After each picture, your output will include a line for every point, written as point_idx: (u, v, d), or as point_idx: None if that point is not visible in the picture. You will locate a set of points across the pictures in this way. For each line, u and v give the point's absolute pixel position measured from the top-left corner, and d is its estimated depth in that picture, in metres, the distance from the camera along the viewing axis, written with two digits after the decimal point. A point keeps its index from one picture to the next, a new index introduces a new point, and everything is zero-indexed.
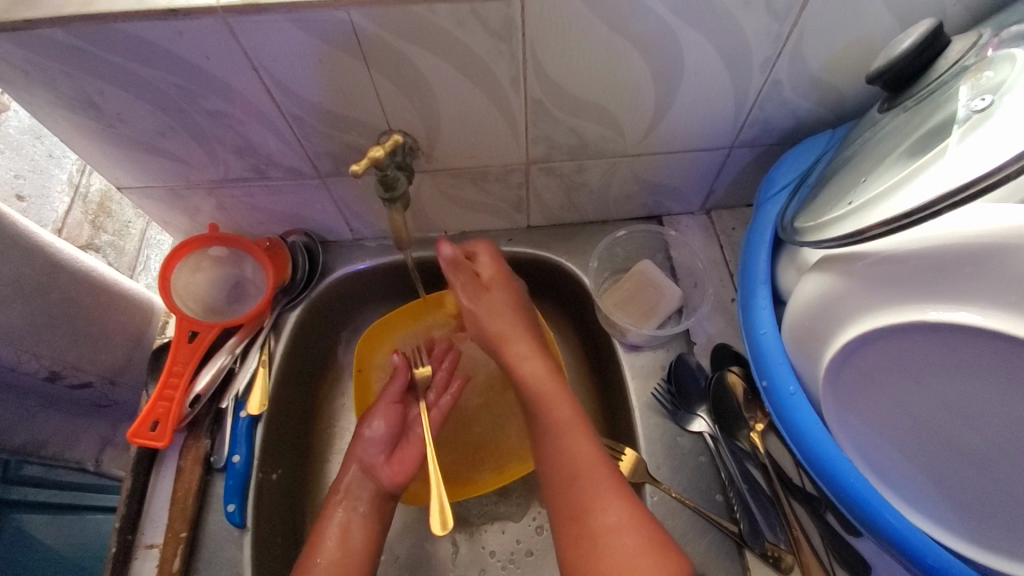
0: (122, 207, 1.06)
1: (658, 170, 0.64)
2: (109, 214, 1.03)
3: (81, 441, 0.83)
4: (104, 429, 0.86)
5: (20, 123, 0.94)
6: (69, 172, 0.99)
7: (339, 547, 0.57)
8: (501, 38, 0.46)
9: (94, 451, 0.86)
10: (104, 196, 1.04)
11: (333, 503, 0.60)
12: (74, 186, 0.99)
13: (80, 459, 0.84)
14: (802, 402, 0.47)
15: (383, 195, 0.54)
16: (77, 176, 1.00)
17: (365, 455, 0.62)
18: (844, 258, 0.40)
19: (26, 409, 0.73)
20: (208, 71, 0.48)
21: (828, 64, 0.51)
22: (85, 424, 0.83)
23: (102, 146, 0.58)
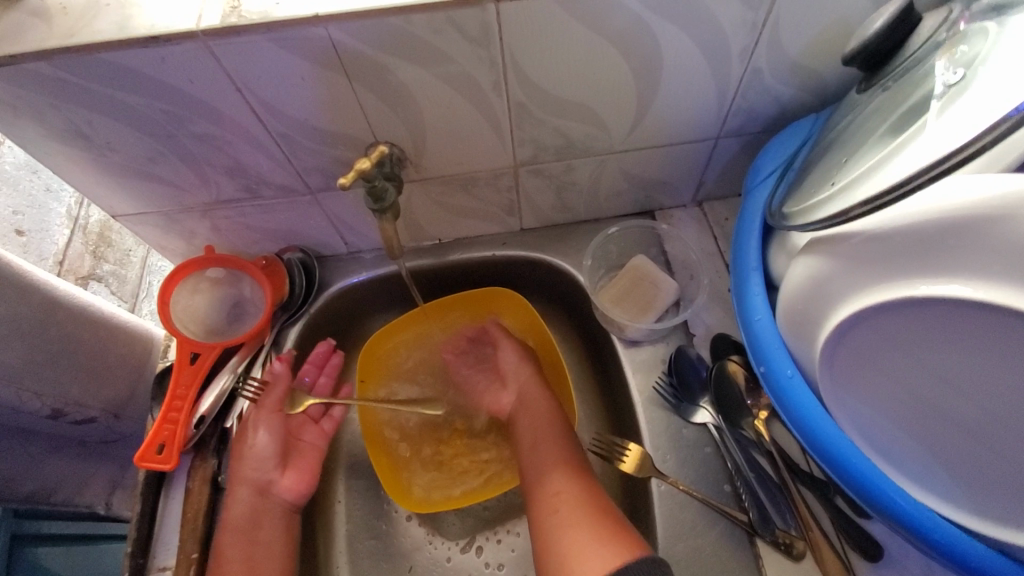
0: (122, 236, 1.06)
1: (647, 165, 0.65)
2: (109, 243, 1.05)
3: (90, 485, 0.83)
4: (113, 470, 0.86)
5: (16, 161, 1.03)
6: (68, 206, 1.04)
7: None
8: (479, 44, 0.47)
9: (104, 494, 0.85)
10: (104, 225, 1.05)
11: (223, 535, 0.57)
12: (74, 218, 1.03)
13: (90, 503, 0.84)
14: (800, 386, 0.46)
15: (372, 207, 0.54)
16: (77, 209, 1.04)
17: (263, 477, 0.61)
18: (831, 240, 0.39)
19: (34, 454, 0.73)
20: (193, 94, 0.49)
21: (806, 48, 0.51)
22: (95, 465, 0.83)
23: (94, 176, 0.58)
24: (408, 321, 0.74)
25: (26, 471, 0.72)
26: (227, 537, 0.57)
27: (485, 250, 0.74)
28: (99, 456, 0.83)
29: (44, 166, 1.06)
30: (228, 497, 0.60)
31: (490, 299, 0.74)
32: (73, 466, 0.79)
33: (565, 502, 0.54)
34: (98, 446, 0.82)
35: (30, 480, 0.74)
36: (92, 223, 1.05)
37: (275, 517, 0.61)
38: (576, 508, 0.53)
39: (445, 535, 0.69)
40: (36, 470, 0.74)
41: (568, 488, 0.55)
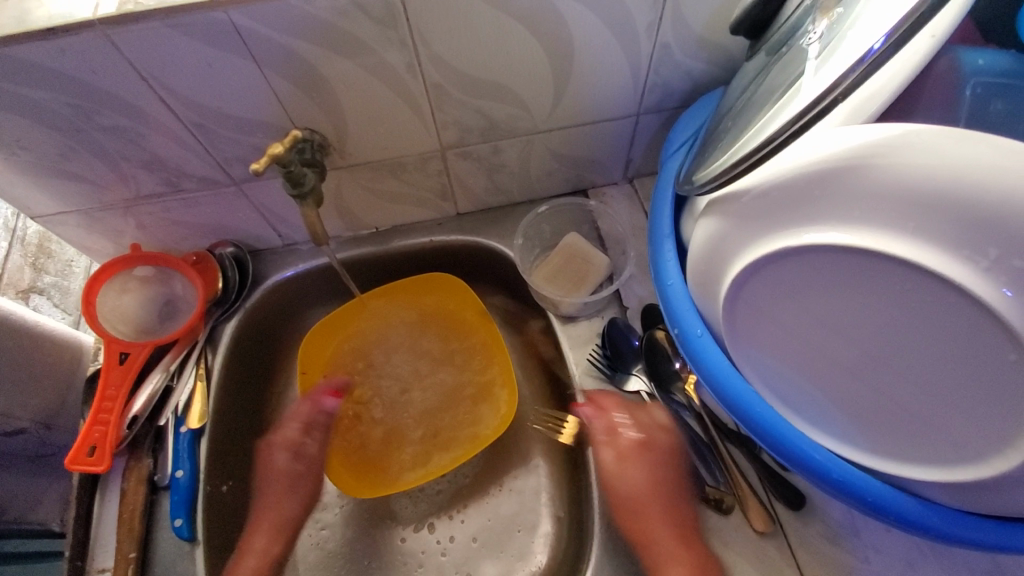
0: (63, 246, 1.02)
1: (573, 143, 0.66)
2: (49, 254, 1.01)
3: (44, 501, 0.82)
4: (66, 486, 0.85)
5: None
6: (4, 216, 1.02)
7: None
8: (386, 25, 0.47)
9: (58, 511, 0.84)
10: (43, 236, 1.02)
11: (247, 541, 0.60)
12: (11, 229, 1.01)
13: (44, 519, 0.83)
14: (710, 344, 0.48)
15: (292, 192, 0.53)
16: (14, 220, 1.02)
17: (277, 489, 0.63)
18: (724, 200, 0.41)
19: None
20: (97, 86, 0.48)
21: (708, 22, 0.53)
22: (47, 482, 0.81)
23: (3, 175, 0.56)
24: (346, 319, 0.74)
25: None
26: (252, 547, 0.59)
27: (422, 236, 0.74)
28: (50, 473, 0.81)
29: None
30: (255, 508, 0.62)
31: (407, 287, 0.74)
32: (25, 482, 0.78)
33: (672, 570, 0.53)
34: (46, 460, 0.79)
35: None
36: (30, 234, 1.02)
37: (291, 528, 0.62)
38: None
39: (397, 518, 0.70)
40: None
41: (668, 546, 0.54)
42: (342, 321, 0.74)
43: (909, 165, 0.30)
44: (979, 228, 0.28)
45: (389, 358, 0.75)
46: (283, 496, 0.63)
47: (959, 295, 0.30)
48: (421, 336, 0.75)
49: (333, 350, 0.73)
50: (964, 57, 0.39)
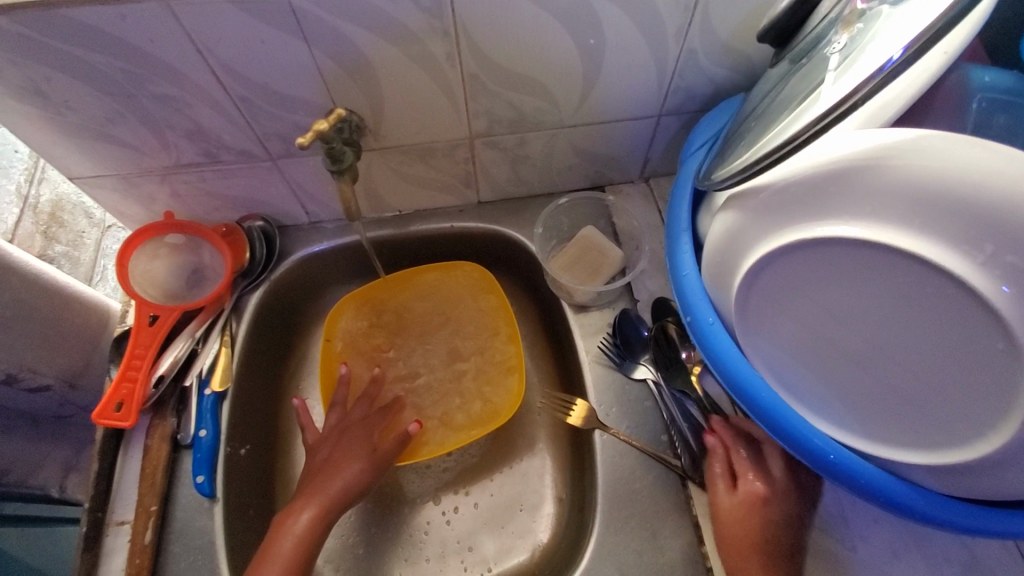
0: (75, 216, 1.06)
1: (595, 140, 0.69)
2: (61, 223, 1.04)
3: (45, 465, 0.83)
4: (67, 453, 0.86)
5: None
6: (18, 183, 1.03)
7: (290, 548, 0.55)
8: (433, 15, 0.50)
9: (57, 476, 0.85)
10: (56, 205, 1.04)
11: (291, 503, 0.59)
12: (24, 197, 1.02)
13: (43, 484, 0.83)
14: (720, 331, 0.50)
15: (331, 167, 0.55)
16: (26, 187, 1.03)
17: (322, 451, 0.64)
18: (742, 195, 0.44)
19: None
20: (153, 54, 0.50)
21: (734, 32, 0.56)
22: (50, 446, 0.83)
23: (50, 135, 0.58)
24: (366, 293, 0.77)
25: None
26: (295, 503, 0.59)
27: (443, 221, 0.77)
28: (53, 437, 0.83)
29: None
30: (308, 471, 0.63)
31: (437, 269, 0.78)
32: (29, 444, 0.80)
33: None
34: (53, 425, 0.83)
35: None
36: (43, 202, 1.04)
37: (347, 488, 0.60)
38: None
39: (403, 489, 0.72)
40: None
41: None
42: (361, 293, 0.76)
43: (921, 168, 0.33)
44: (979, 225, 0.31)
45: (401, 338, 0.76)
46: (339, 466, 0.62)
47: (958, 287, 0.33)
48: (442, 313, 0.78)
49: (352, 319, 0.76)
50: (971, 76, 0.43)
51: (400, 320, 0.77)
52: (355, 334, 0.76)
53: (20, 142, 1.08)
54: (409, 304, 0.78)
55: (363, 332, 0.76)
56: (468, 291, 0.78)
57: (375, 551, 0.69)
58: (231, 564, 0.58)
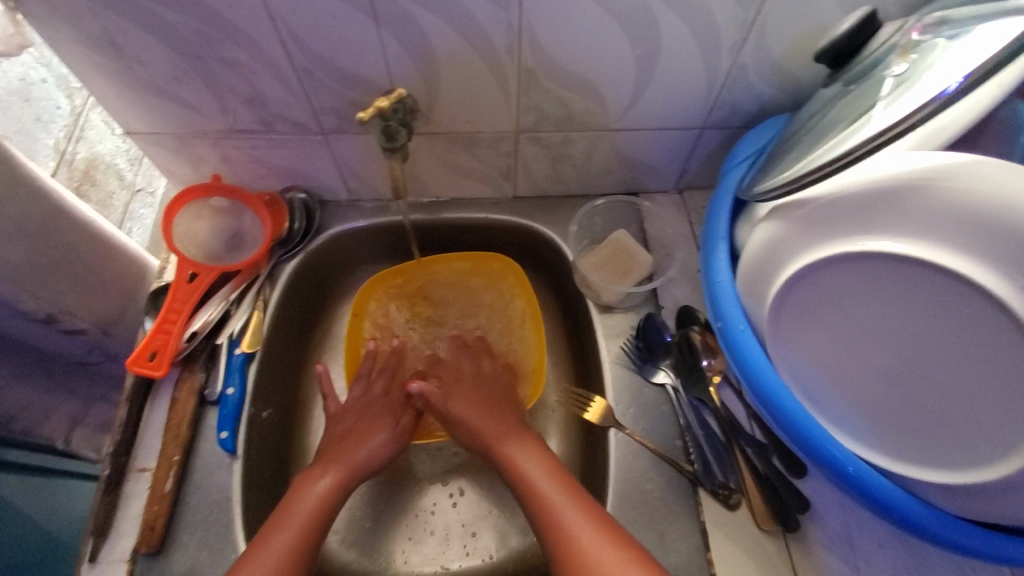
0: (107, 176, 1.09)
1: (636, 146, 0.71)
2: (93, 181, 1.07)
3: (51, 419, 0.85)
4: (75, 405, 0.89)
5: (10, 83, 1.02)
6: (56, 137, 1.05)
7: (315, 506, 0.56)
8: (501, 6, 0.52)
9: (63, 429, 0.87)
10: (90, 163, 1.07)
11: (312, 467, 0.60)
12: (60, 151, 1.06)
13: (50, 436, 0.85)
14: (750, 338, 0.51)
15: (384, 144, 0.57)
16: (65, 142, 1.06)
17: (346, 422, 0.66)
18: (787, 207, 0.45)
19: None
20: (228, 18, 0.52)
21: (787, 52, 0.58)
22: (59, 397, 0.86)
23: (116, 89, 0.60)
24: (399, 270, 0.79)
25: None
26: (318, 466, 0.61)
27: (478, 212, 0.79)
28: (65, 387, 0.86)
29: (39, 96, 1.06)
30: (331, 439, 0.65)
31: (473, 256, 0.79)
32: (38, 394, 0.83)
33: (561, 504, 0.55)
34: (64, 377, 0.86)
35: None
36: (78, 158, 1.07)
37: (369, 458, 0.63)
38: (564, 503, 0.55)
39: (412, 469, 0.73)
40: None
41: (549, 486, 0.57)
42: (392, 273, 0.78)
43: (973, 191, 0.34)
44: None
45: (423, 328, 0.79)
46: (362, 438, 0.64)
47: (998, 308, 0.34)
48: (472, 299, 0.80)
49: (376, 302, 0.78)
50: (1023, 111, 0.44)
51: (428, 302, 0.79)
52: (384, 311, 0.78)
53: (64, 98, 1.08)
54: (442, 286, 0.80)
55: (392, 312, 0.79)
56: (501, 282, 0.79)
57: (380, 527, 0.70)
58: (244, 520, 0.59)
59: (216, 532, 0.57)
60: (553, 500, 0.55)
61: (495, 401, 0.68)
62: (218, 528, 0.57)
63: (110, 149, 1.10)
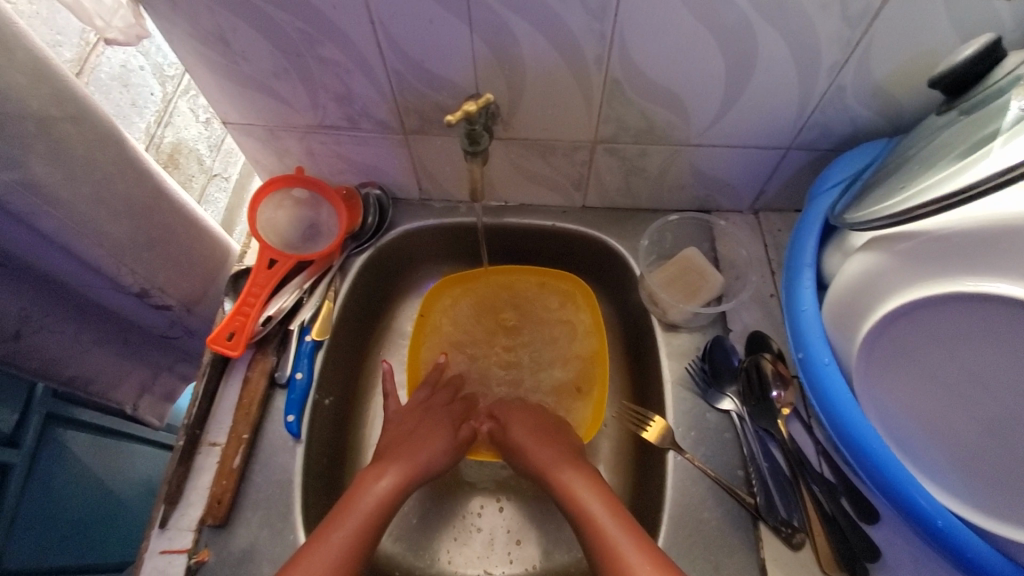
0: (189, 161, 1.02)
1: (715, 163, 0.69)
2: (176, 165, 1.00)
3: (123, 384, 0.87)
4: (145, 375, 0.90)
5: (110, 66, 0.87)
6: (148, 122, 0.94)
7: (375, 505, 0.56)
8: (596, 16, 0.51)
9: (133, 395, 0.90)
10: (175, 148, 0.99)
11: (371, 467, 0.61)
12: (150, 135, 0.95)
13: (121, 401, 0.88)
14: (835, 372, 0.49)
15: (467, 148, 0.58)
16: (154, 127, 0.95)
17: (402, 425, 0.67)
18: (891, 239, 0.43)
19: (80, 342, 0.77)
20: (330, 19, 0.54)
21: (891, 74, 0.55)
22: (130, 366, 0.86)
23: (220, 81, 0.64)
24: (464, 279, 0.81)
25: (72, 356, 0.77)
26: (377, 465, 0.61)
27: (546, 218, 0.79)
28: (137, 357, 0.87)
29: (138, 72, 0.92)
30: (389, 441, 0.65)
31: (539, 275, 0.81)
32: (113, 360, 0.83)
33: (605, 517, 0.55)
34: (137, 347, 0.86)
35: (73, 365, 0.78)
36: (165, 143, 0.98)
37: (430, 459, 0.63)
38: (609, 519, 0.55)
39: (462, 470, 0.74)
40: (78, 358, 0.78)
41: (595, 501, 0.57)
42: (458, 279, 0.81)
43: None
44: None
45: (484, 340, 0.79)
46: (423, 439, 0.65)
47: None
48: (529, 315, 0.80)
49: (443, 309, 0.80)
50: None
51: (487, 315, 0.80)
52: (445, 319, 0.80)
53: (157, 84, 0.96)
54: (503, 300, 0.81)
55: (451, 321, 0.80)
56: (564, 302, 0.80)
57: (426, 523, 0.70)
58: (303, 503, 0.61)
59: (277, 512, 0.59)
60: (618, 540, 0.53)
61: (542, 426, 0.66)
62: (279, 508, 0.59)
63: (193, 135, 1.04)
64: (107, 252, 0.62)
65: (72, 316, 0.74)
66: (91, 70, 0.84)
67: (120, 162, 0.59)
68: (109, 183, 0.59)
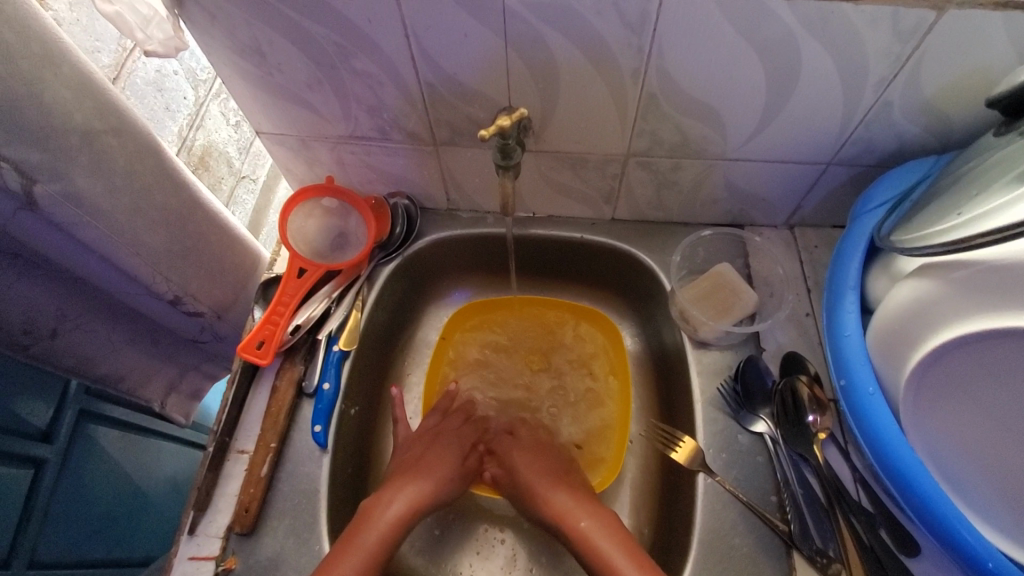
0: (218, 163, 1.03)
1: (751, 178, 0.67)
2: (207, 167, 1.00)
3: (152, 382, 0.88)
4: (172, 374, 0.91)
5: (147, 72, 0.86)
6: (181, 125, 0.93)
7: (385, 531, 0.56)
8: (634, 30, 0.50)
9: (161, 393, 0.90)
10: (207, 150, 0.99)
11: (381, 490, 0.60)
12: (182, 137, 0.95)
13: (150, 398, 0.89)
14: (880, 403, 0.48)
15: (499, 162, 0.57)
16: (187, 130, 0.95)
17: (413, 447, 0.66)
18: (943, 268, 0.42)
19: (113, 341, 0.78)
20: (365, 32, 0.54)
21: (942, 90, 0.53)
22: (159, 365, 0.87)
23: (256, 93, 0.65)
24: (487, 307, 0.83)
25: (105, 354, 0.78)
26: (388, 489, 0.60)
27: (574, 230, 0.78)
28: (166, 355, 0.87)
29: (170, 75, 0.90)
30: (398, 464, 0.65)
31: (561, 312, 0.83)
32: (144, 359, 0.84)
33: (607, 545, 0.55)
34: (166, 346, 0.87)
35: (106, 363, 0.79)
36: (197, 145, 0.98)
37: (440, 485, 0.63)
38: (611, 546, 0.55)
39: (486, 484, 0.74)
40: (111, 356, 0.79)
41: (598, 527, 0.57)
42: (480, 305, 0.83)
43: None
44: None
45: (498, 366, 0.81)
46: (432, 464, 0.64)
47: None
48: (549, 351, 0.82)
49: (463, 336, 0.82)
50: None
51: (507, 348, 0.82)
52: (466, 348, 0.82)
53: (189, 88, 0.95)
54: (524, 334, 0.82)
55: (473, 350, 0.82)
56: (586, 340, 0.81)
57: (448, 537, 0.70)
58: (328, 514, 0.61)
59: (303, 523, 0.59)
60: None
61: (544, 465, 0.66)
62: (305, 519, 0.60)
63: (223, 138, 1.04)
64: (144, 261, 0.63)
65: (106, 316, 0.75)
66: (129, 76, 0.82)
67: (157, 173, 0.60)
68: (147, 193, 0.60)
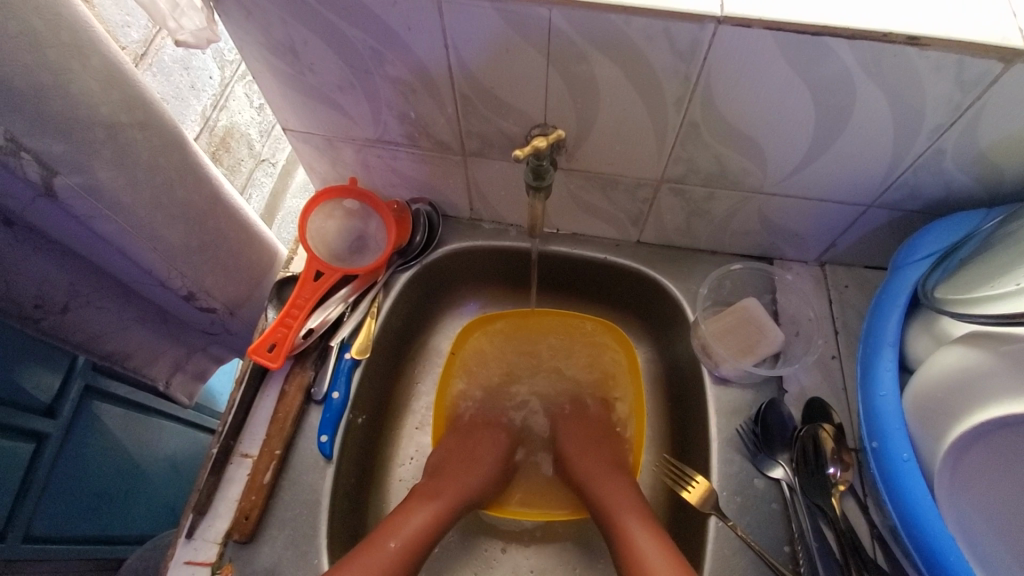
0: (239, 145, 1.01)
1: (787, 213, 0.65)
2: (228, 148, 0.99)
3: (158, 361, 0.86)
4: (179, 354, 0.88)
5: (175, 50, 0.84)
6: (205, 104, 0.92)
7: (414, 536, 0.58)
8: (683, 58, 0.48)
9: (167, 372, 0.88)
10: (229, 131, 0.98)
11: (412, 499, 0.62)
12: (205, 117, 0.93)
13: (154, 377, 0.87)
14: (914, 471, 0.49)
15: (531, 182, 0.55)
16: (210, 109, 0.93)
17: (448, 455, 0.69)
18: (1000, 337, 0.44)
19: (123, 319, 0.76)
20: (402, 39, 0.52)
21: (999, 142, 0.50)
22: (167, 344, 0.85)
23: (285, 90, 0.63)
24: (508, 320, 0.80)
25: (114, 333, 0.76)
26: (418, 495, 0.63)
27: (597, 250, 0.76)
28: (174, 336, 0.85)
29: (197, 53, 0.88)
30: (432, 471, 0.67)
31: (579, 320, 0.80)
32: (153, 339, 0.82)
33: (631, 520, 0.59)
34: (175, 326, 0.84)
35: (114, 341, 0.77)
36: (219, 125, 0.96)
37: (470, 489, 0.65)
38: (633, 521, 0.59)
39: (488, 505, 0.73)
40: (121, 335, 0.78)
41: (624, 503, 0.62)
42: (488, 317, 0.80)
43: None
44: None
45: (524, 386, 0.80)
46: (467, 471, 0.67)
47: None
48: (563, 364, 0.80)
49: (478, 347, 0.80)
50: None
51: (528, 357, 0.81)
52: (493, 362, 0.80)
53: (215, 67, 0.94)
54: (548, 343, 0.81)
55: (500, 363, 0.80)
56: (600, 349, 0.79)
57: (447, 555, 0.69)
58: (328, 526, 0.59)
59: (303, 534, 0.58)
60: (646, 548, 0.56)
61: (591, 443, 0.70)
62: (305, 530, 0.58)
63: (245, 120, 1.03)
64: (160, 256, 0.62)
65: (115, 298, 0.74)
66: (157, 52, 0.81)
67: (179, 168, 0.59)
68: (168, 188, 0.59)
